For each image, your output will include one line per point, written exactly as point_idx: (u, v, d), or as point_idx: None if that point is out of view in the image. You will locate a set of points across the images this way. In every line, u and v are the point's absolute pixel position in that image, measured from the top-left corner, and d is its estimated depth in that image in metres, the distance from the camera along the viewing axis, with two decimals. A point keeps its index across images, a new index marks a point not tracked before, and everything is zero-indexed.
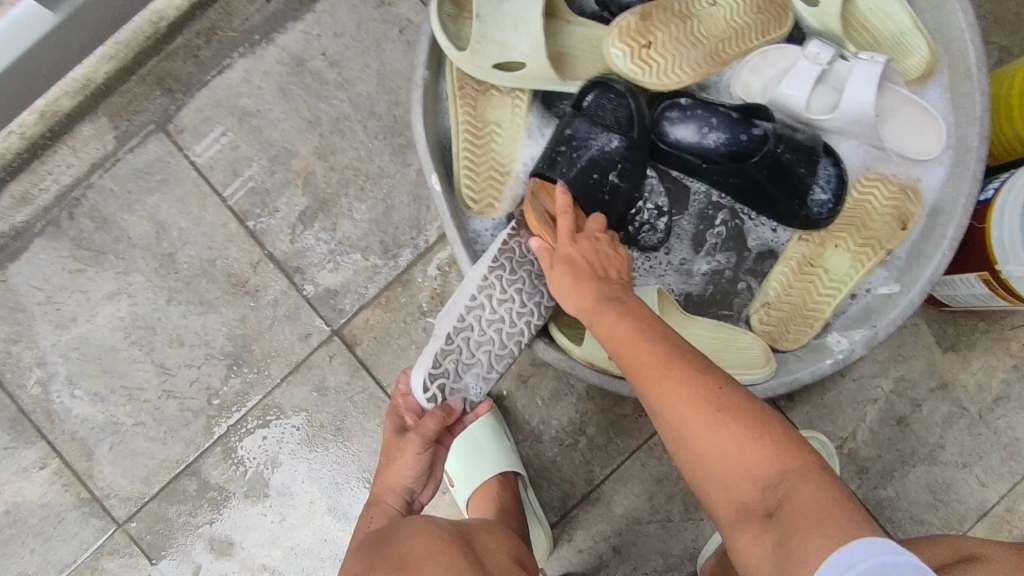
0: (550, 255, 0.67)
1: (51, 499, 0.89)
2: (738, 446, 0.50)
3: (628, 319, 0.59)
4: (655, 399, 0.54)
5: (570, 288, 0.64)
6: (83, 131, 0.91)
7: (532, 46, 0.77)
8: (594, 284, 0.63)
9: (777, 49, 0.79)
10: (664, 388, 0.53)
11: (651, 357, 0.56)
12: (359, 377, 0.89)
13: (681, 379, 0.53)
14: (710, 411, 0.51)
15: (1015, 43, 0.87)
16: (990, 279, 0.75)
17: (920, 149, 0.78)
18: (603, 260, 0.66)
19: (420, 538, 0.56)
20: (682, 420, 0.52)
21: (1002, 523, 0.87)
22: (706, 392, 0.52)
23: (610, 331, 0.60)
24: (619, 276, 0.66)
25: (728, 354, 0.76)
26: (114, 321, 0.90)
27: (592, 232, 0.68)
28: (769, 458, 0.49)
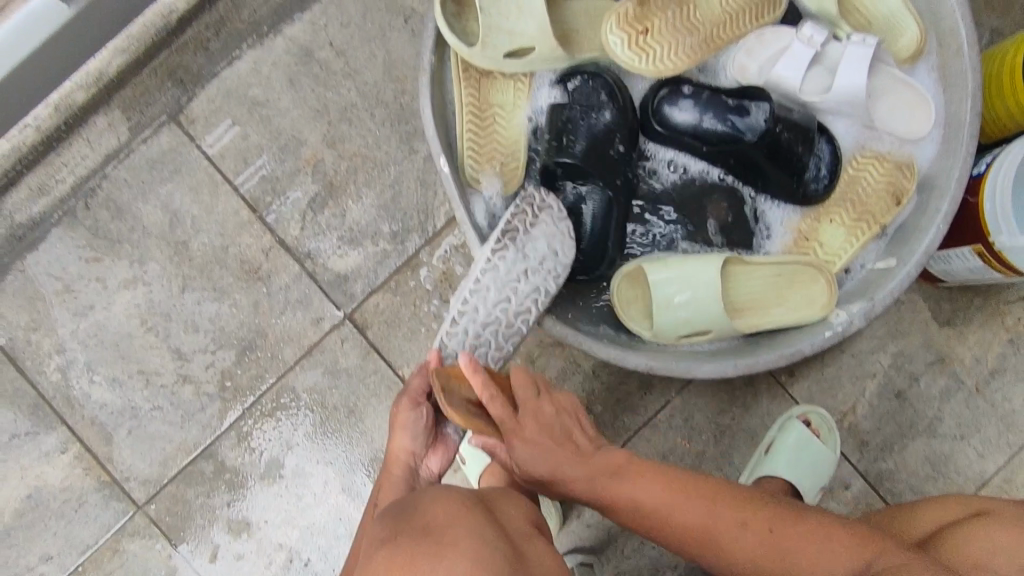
0: (501, 443, 0.65)
1: (72, 482, 0.91)
2: (774, 538, 0.59)
3: (655, 477, 0.63)
4: (681, 498, 0.62)
5: (538, 463, 0.64)
6: (96, 124, 0.93)
7: (540, 29, 0.79)
8: (564, 462, 0.64)
9: (774, 31, 0.81)
10: (714, 533, 0.61)
11: (687, 497, 0.62)
12: (370, 359, 0.92)
13: (729, 518, 0.61)
14: (731, 512, 0.61)
15: (1007, 24, 0.89)
16: (984, 251, 0.77)
17: (910, 128, 0.81)
18: (558, 428, 0.65)
19: (441, 502, 0.55)
20: (712, 526, 0.61)
21: (999, 492, 0.90)
22: (744, 515, 0.61)
23: (641, 501, 0.63)
24: (584, 438, 0.66)
25: (793, 294, 0.80)
26: (130, 308, 0.93)
27: (527, 399, 0.65)
28: (807, 543, 0.58)
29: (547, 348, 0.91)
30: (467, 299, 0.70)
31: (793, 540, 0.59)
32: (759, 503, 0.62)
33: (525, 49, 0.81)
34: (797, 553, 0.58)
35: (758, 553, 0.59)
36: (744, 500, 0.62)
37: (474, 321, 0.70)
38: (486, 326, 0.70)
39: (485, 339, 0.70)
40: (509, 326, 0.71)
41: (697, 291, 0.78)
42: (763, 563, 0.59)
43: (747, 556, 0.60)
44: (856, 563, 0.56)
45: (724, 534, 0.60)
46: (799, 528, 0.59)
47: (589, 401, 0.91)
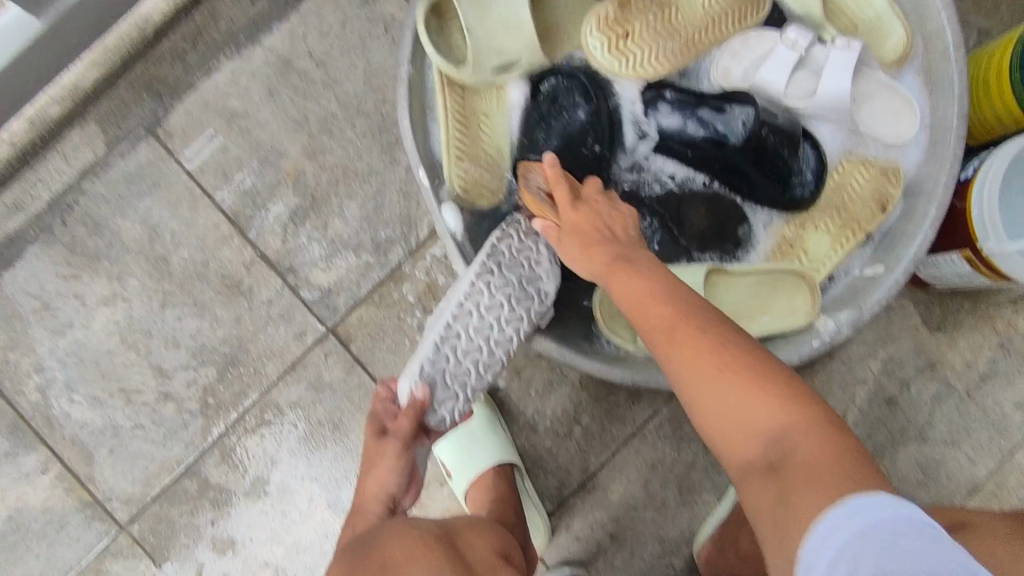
0: (553, 230, 0.67)
1: (53, 503, 0.90)
2: (740, 391, 0.50)
3: (646, 276, 0.59)
4: (669, 319, 0.55)
5: (578, 256, 0.64)
6: (72, 138, 0.91)
7: (528, 46, 0.79)
8: (594, 241, 0.64)
9: (758, 33, 0.80)
10: (677, 339, 0.54)
11: (664, 301, 0.57)
12: (355, 373, 0.90)
13: (689, 340, 0.53)
14: (712, 359, 0.52)
15: (993, 25, 0.88)
16: (972, 257, 0.76)
17: (896, 133, 0.80)
18: (608, 222, 0.66)
19: (403, 535, 0.57)
20: (672, 329, 0.55)
21: (992, 498, 0.89)
22: (729, 359, 0.52)
23: (625, 294, 0.59)
24: (625, 233, 0.66)
25: (776, 302, 0.78)
26: (110, 325, 0.91)
27: (591, 195, 0.69)
28: (762, 401, 0.50)
29: (533, 359, 0.90)
30: (450, 324, 0.67)
31: (756, 394, 0.50)
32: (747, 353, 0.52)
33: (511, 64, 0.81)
34: (750, 412, 0.50)
35: (713, 396, 0.51)
36: (730, 345, 0.52)
37: (456, 348, 0.67)
38: (467, 355, 0.67)
39: (464, 367, 0.67)
40: (490, 358, 0.68)
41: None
42: (713, 406, 0.51)
43: (710, 404, 0.51)
44: (805, 436, 0.48)
45: (689, 374, 0.52)
46: (748, 380, 0.50)
47: (576, 413, 0.89)
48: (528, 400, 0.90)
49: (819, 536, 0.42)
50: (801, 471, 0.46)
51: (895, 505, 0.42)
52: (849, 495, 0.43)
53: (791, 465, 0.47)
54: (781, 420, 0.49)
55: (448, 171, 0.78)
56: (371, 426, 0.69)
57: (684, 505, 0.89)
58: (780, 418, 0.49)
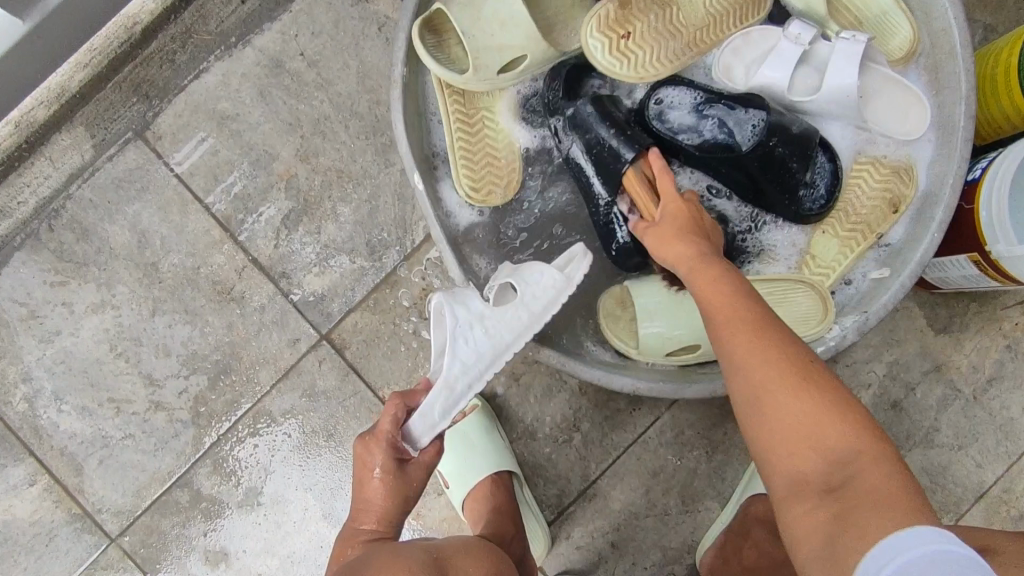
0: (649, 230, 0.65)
1: (42, 516, 0.88)
2: (811, 406, 0.48)
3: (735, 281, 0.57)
4: (748, 323, 0.53)
5: (671, 252, 0.62)
6: (59, 142, 0.89)
7: (529, 37, 0.76)
8: (692, 243, 0.61)
9: (761, 31, 0.79)
10: (755, 340, 0.52)
11: (747, 307, 0.54)
12: (350, 380, 0.89)
13: (768, 344, 0.51)
14: (792, 371, 0.50)
15: (999, 21, 0.86)
16: (980, 260, 0.74)
17: (907, 128, 0.78)
18: (705, 226, 0.64)
19: (391, 566, 0.54)
20: (754, 329, 0.53)
21: (999, 504, 0.87)
22: (809, 375, 0.50)
23: (710, 293, 0.56)
24: (718, 246, 0.63)
25: (784, 310, 0.76)
26: (99, 333, 0.89)
27: (691, 199, 0.66)
28: (830, 419, 0.48)
29: (532, 365, 0.88)
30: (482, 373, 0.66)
31: (826, 414, 0.48)
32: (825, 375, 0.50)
33: (516, 60, 0.78)
34: (813, 427, 0.48)
35: (781, 402, 0.49)
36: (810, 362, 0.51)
37: None
38: None
39: None
40: None
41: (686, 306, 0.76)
42: (775, 410, 0.49)
43: (771, 409, 0.49)
44: (867, 466, 0.46)
45: (759, 374, 0.50)
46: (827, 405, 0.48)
47: (576, 420, 0.88)
48: (527, 407, 0.88)
49: (876, 557, 0.41)
50: (861, 501, 0.45)
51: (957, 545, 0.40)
52: (911, 526, 0.42)
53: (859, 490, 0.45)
54: (846, 445, 0.47)
55: (458, 173, 0.78)
56: (386, 458, 0.62)
57: (686, 513, 0.87)
58: (846, 443, 0.47)
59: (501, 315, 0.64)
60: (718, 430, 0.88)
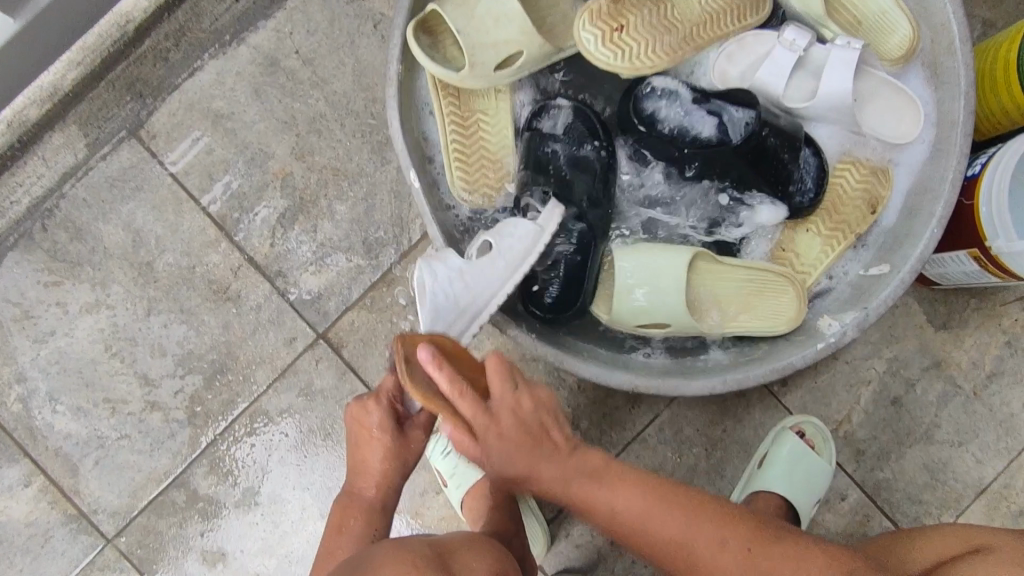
0: (469, 442, 0.55)
1: (37, 517, 0.87)
2: (710, 546, 0.54)
3: (609, 479, 0.56)
4: (633, 501, 0.55)
5: (514, 459, 0.54)
6: (53, 141, 0.88)
7: (523, 32, 0.75)
8: (540, 460, 0.55)
9: (755, 35, 0.78)
10: (648, 522, 0.55)
11: (630, 486, 0.56)
12: (347, 379, 0.88)
13: (657, 513, 0.55)
14: (676, 521, 0.55)
15: (997, 16, 0.86)
16: (980, 255, 0.74)
17: (898, 134, 0.77)
18: (535, 421, 0.55)
19: (395, 565, 0.53)
20: (639, 515, 0.55)
21: (1000, 500, 0.87)
22: (692, 517, 0.55)
23: (591, 499, 0.56)
24: (562, 434, 0.56)
25: (761, 304, 0.77)
26: (94, 333, 0.89)
27: (503, 395, 0.54)
28: (732, 557, 0.54)
29: (530, 363, 0.87)
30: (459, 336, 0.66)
31: (726, 555, 0.54)
32: (699, 505, 0.56)
33: (511, 56, 0.76)
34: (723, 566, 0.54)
35: (693, 556, 0.54)
36: (684, 509, 0.55)
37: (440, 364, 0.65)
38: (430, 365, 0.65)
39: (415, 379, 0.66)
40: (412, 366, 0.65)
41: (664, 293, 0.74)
42: (688, 564, 0.55)
43: (688, 566, 0.55)
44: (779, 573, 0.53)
45: (663, 545, 0.55)
46: (714, 533, 0.55)
47: (574, 418, 0.87)
48: None
49: None
50: None
51: None
52: None
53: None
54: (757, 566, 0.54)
55: (451, 173, 0.78)
56: (385, 418, 0.65)
57: None
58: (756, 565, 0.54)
59: (481, 271, 0.66)
60: (716, 428, 0.88)
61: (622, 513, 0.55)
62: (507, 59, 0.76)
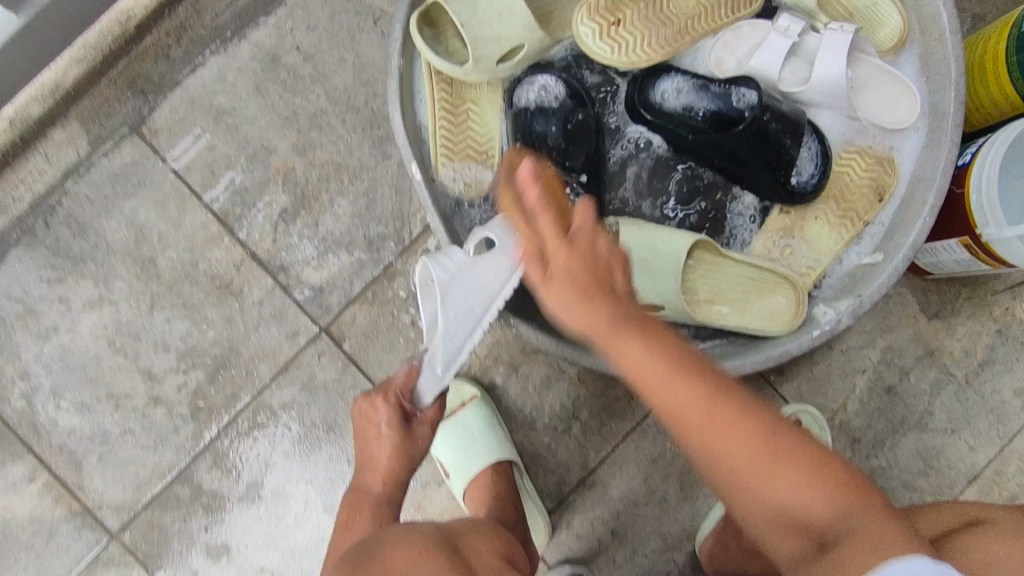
0: (538, 271, 0.52)
1: (41, 513, 0.88)
2: (768, 474, 0.48)
3: (648, 343, 0.49)
4: (704, 399, 0.48)
5: (575, 310, 0.49)
6: (55, 138, 0.89)
7: (524, 27, 0.76)
8: (592, 290, 0.49)
9: (751, 24, 0.80)
10: (711, 426, 0.48)
11: (667, 346, 0.49)
12: (349, 373, 0.89)
13: (728, 424, 0.48)
14: (756, 443, 0.48)
15: (986, 10, 0.87)
16: (971, 244, 0.76)
17: (894, 120, 0.79)
18: (605, 263, 0.51)
19: (403, 543, 0.55)
20: (676, 388, 0.48)
21: (992, 485, 0.89)
22: (756, 427, 0.48)
23: (637, 366, 0.48)
24: (622, 281, 0.51)
25: (755, 304, 0.79)
26: (97, 329, 0.89)
27: (585, 227, 0.51)
28: (789, 477, 0.48)
29: (531, 355, 0.89)
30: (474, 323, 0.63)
31: (783, 468, 0.48)
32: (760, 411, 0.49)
33: (513, 50, 0.78)
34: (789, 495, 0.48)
35: (755, 478, 0.48)
36: (745, 401, 0.48)
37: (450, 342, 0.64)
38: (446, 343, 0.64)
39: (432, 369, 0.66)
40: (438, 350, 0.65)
41: (662, 279, 0.76)
42: (757, 505, 0.49)
43: (746, 491, 0.49)
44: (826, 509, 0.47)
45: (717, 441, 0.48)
46: (764, 458, 0.48)
47: (575, 409, 0.88)
48: (525, 397, 0.89)
49: None
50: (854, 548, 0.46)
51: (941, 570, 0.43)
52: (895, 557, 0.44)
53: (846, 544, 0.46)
54: (825, 500, 0.48)
55: (435, 154, 0.79)
56: (393, 416, 0.67)
57: (685, 499, 0.88)
58: (822, 499, 0.48)
59: (486, 270, 0.62)
60: None
61: (688, 425, 0.48)
62: (508, 53, 0.77)
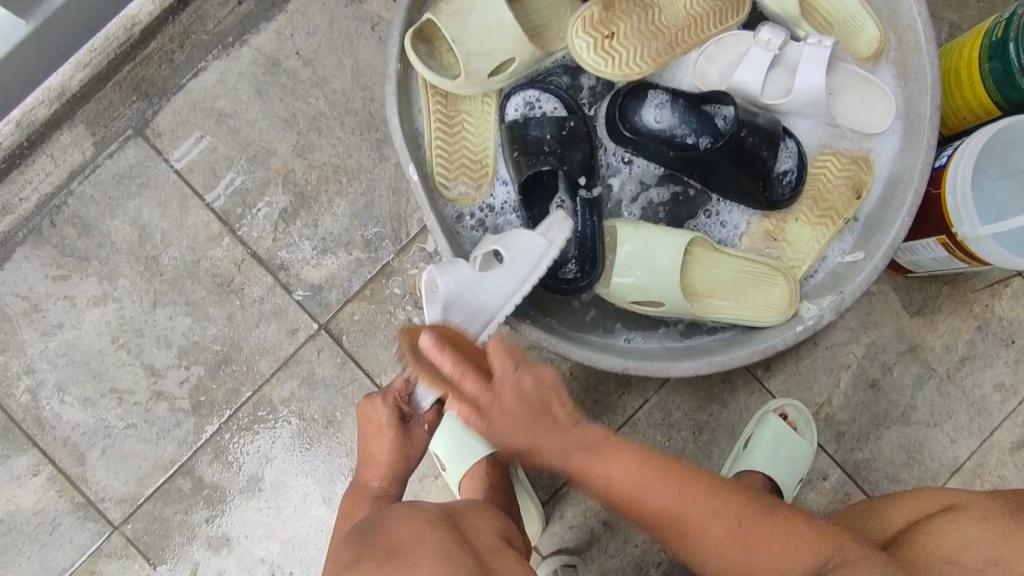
0: (473, 415, 0.59)
1: (45, 505, 0.90)
2: (722, 521, 0.61)
3: (616, 457, 0.62)
4: (656, 482, 0.62)
5: (510, 431, 0.58)
6: (61, 140, 0.91)
7: (513, 41, 0.79)
8: (540, 438, 0.59)
9: (731, 36, 0.82)
10: (684, 527, 0.62)
11: (633, 459, 0.62)
12: (347, 368, 0.91)
13: (690, 499, 0.62)
14: (709, 500, 0.62)
15: (963, 18, 0.91)
16: (948, 242, 0.78)
17: (869, 123, 0.82)
18: (536, 397, 0.59)
19: (406, 520, 0.58)
20: (676, 510, 0.61)
21: (973, 477, 0.91)
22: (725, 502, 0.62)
23: (601, 482, 0.62)
24: (564, 411, 0.61)
25: (754, 295, 0.81)
26: (101, 325, 0.91)
27: (504, 376, 0.57)
28: (769, 541, 0.60)
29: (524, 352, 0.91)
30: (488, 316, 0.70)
31: (728, 512, 0.62)
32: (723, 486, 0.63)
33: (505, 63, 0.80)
34: (755, 548, 0.60)
35: (711, 525, 0.61)
36: (706, 484, 0.63)
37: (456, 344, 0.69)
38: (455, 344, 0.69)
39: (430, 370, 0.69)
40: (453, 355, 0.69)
41: (658, 273, 0.78)
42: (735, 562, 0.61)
43: (711, 536, 0.61)
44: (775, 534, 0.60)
45: (705, 541, 0.61)
46: (752, 517, 0.61)
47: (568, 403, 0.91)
48: None
49: None
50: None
51: None
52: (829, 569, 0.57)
53: (829, 574, 0.56)
54: (785, 538, 0.60)
55: (431, 165, 0.82)
56: (391, 416, 0.71)
57: None
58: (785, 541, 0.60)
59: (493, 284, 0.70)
60: (703, 412, 0.91)
61: (667, 514, 0.62)
62: (501, 65, 0.80)
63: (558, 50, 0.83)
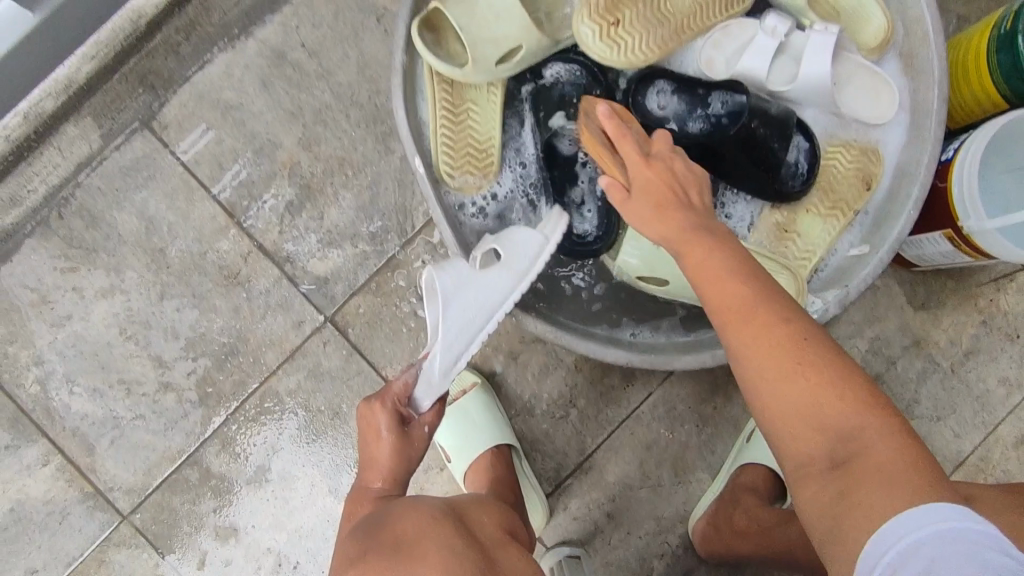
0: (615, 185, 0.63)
1: (55, 494, 0.91)
2: (815, 389, 0.49)
3: (712, 249, 0.56)
4: (736, 291, 0.54)
5: (650, 218, 0.60)
6: (67, 132, 0.92)
7: (521, 27, 0.79)
8: (670, 203, 0.59)
9: (738, 23, 0.82)
10: (753, 326, 0.52)
11: (729, 279, 0.54)
12: (353, 360, 0.92)
13: (765, 325, 0.52)
14: (791, 351, 0.51)
15: (971, 11, 0.90)
16: (954, 236, 0.78)
17: (877, 113, 0.82)
18: (679, 184, 0.61)
19: (409, 514, 0.58)
20: (748, 304, 0.53)
21: (976, 471, 0.92)
22: (819, 369, 0.50)
23: (697, 264, 0.57)
24: (697, 203, 0.61)
25: None
26: (109, 317, 0.92)
27: (663, 154, 0.62)
28: (839, 398, 0.49)
29: (529, 344, 0.91)
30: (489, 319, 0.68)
31: (810, 378, 0.50)
32: (832, 357, 0.50)
33: (513, 51, 0.80)
34: (820, 409, 0.49)
35: (783, 382, 0.50)
36: (802, 341, 0.51)
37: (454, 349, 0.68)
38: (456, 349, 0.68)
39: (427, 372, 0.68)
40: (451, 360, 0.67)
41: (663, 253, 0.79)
42: (791, 419, 0.50)
43: (775, 380, 0.51)
44: (856, 420, 0.48)
45: (756, 354, 0.52)
46: (821, 385, 0.49)
47: (572, 396, 0.91)
48: (524, 385, 0.92)
49: (887, 530, 0.43)
50: (873, 470, 0.46)
51: (963, 524, 0.41)
52: (922, 499, 0.43)
53: (862, 469, 0.47)
54: (853, 413, 0.48)
55: (436, 157, 0.81)
56: (390, 419, 0.69)
57: (679, 484, 0.91)
58: (852, 413, 0.48)
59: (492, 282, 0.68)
60: (707, 405, 0.92)
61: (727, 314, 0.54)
62: (507, 53, 0.80)
63: (564, 37, 0.82)
